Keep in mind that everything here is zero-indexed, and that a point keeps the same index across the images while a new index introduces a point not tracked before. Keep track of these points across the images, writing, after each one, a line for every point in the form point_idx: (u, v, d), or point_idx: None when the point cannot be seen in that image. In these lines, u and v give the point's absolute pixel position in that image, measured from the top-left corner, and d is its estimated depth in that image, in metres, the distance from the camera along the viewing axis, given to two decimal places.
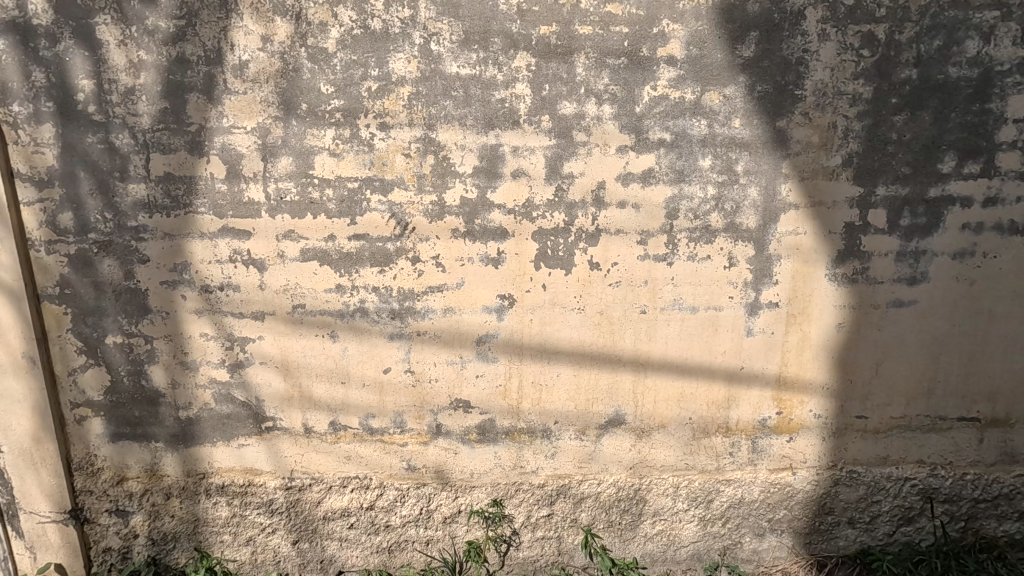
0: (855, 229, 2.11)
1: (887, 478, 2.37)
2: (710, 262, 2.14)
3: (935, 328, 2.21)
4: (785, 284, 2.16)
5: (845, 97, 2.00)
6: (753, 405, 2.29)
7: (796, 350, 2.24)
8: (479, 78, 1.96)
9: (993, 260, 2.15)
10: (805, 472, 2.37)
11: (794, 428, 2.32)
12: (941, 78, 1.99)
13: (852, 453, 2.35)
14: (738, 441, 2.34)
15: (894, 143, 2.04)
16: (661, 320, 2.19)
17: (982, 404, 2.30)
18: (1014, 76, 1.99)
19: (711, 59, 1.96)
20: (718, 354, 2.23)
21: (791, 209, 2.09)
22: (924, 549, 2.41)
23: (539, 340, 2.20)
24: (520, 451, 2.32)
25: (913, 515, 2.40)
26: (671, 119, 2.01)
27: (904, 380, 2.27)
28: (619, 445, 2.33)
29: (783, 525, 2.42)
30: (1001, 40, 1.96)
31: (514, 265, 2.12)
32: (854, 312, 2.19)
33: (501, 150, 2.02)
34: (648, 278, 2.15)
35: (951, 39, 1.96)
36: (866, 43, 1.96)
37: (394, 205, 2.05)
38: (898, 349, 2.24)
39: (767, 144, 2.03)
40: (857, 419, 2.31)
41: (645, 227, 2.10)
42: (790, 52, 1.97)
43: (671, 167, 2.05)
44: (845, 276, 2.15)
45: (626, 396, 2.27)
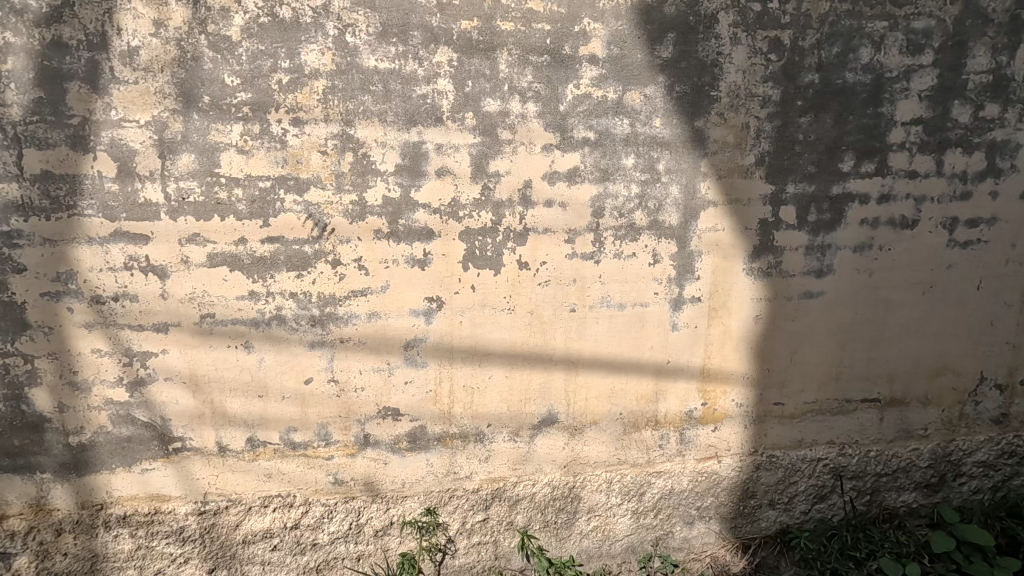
0: (768, 225, 2.21)
1: (803, 460, 2.51)
2: (636, 259, 2.17)
3: (841, 317, 2.37)
4: (707, 279, 2.24)
5: (756, 100, 2.09)
6: (680, 397, 2.36)
7: (718, 342, 2.32)
8: (399, 72, 1.89)
9: (888, 253, 2.32)
10: (729, 459, 2.46)
11: (719, 418, 2.41)
12: (840, 83, 2.12)
13: (771, 439, 2.47)
14: (667, 434, 2.39)
15: (801, 143, 2.15)
16: (590, 318, 2.21)
17: (882, 385, 2.48)
18: (902, 83, 2.16)
19: (631, 59, 1.99)
20: (646, 349, 2.28)
21: (710, 206, 2.16)
22: (837, 523, 2.57)
23: (469, 342, 2.15)
24: (453, 456, 2.27)
25: (826, 492, 2.56)
26: (594, 118, 2.02)
27: (815, 366, 2.41)
28: (553, 444, 2.33)
29: (710, 511, 2.51)
30: (891, 48, 2.12)
31: (441, 266, 2.06)
32: (769, 304, 2.30)
33: (424, 147, 1.95)
34: (577, 276, 2.15)
35: (848, 46, 2.10)
36: (773, 47, 2.06)
37: (311, 205, 1.93)
38: (809, 338, 2.37)
39: (686, 144, 2.09)
40: (775, 405, 2.43)
41: (572, 225, 2.10)
42: (705, 54, 2.03)
43: (596, 166, 2.06)
44: (760, 270, 2.25)
45: (558, 395, 2.27)
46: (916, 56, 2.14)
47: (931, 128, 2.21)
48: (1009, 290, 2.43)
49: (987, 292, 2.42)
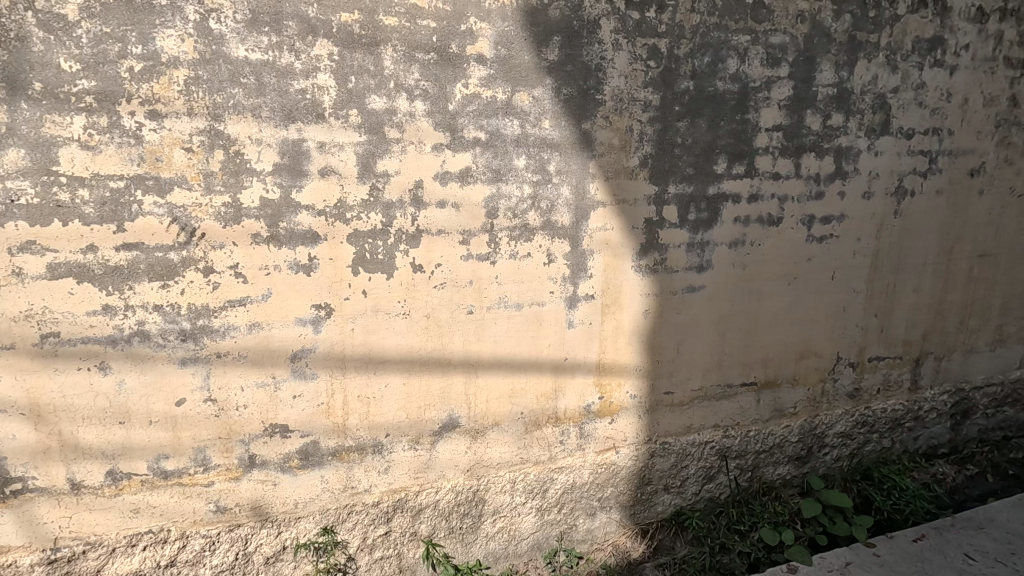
0: (653, 224, 2.33)
1: (692, 444, 2.67)
2: (531, 259, 2.19)
3: (721, 308, 2.54)
4: (599, 277, 2.31)
5: (638, 104, 2.18)
6: (578, 393, 2.41)
7: (611, 338, 2.40)
8: (273, 64, 1.76)
9: (759, 248, 2.53)
10: (626, 449, 2.56)
11: (615, 410, 2.50)
12: (712, 90, 2.28)
13: (664, 427, 2.61)
14: (567, 429, 2.44)
15: (679, 146, 2.28)
16: (488, 319, 2.19)
17: (758, 369, 2.70)
18: (764, 92, 2.36)
19: (519, 60, 2.00)
20: (544, 347, 2.31)
21: (599, 207, 2.23)
22: (724, 501, 2.77)
23: (363, 350, 2.06)
24: (350, 470, 2.16)
25: (713, 473, 2.74)
26: (484, 118, 2.01)
27: (700, 355, 2.58)
28: (455, 449, 2.29)
29: (611, 501, 2.60)
30: (753, 60, 2.31)
31: (329, 271, 1.95)
32: (657, 299, 2.42)
33: (305, 145, 1.83)
34: (473, 277, 2.13)
35: (717, 57, 2.25)
36: (652, 55, 2.16)
37: (175, 208, 1.75)
38: (693, 329, 2.53)
39: (575, 145, 2.14)
40: (666, 394, 2.56)
41: (466, 226, 2.07)
42: (589, 59, 2.09)
43: (488, 166, 2.05)
44: (647, 267, 2.36)
45: (459, 399, 2.24)
46: (775, 68, 2.35)
47: (790, 134, 2.44)
48: (856, 279, 2.74)
49: (840, 281, 2.72)
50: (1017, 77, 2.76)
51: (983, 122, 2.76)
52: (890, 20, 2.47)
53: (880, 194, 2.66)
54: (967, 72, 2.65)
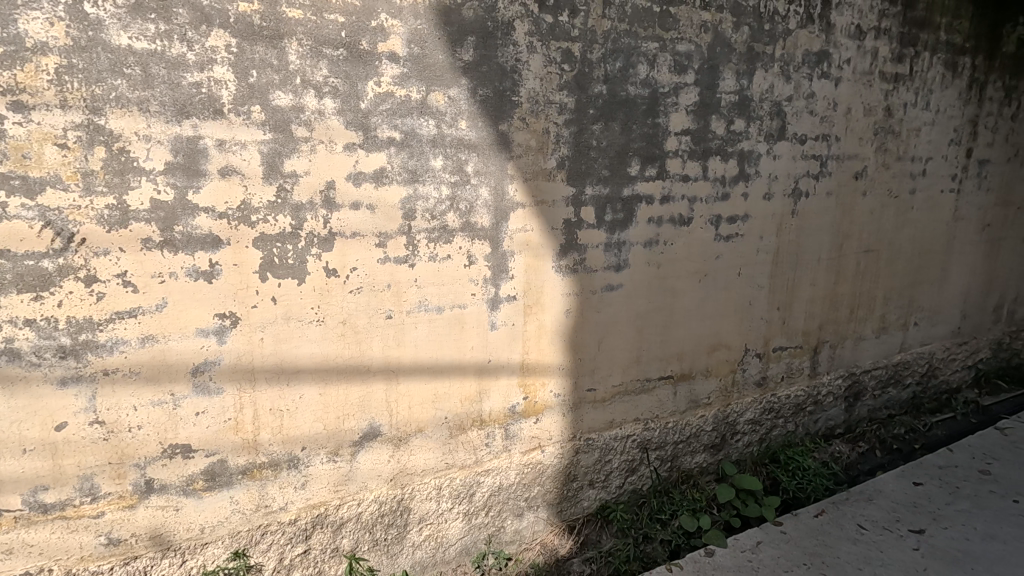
0: (572, 225, 2.37)
1: (615, 439, 2.74)
2: (451, 261, 2.16)
3: (638, 305, 2.63)
4: (520, 278, 2.32)
5: (553, 107, 2.21)
6: (503, 394, 2.41)
7: (534, 338, 2.42)
8: (161, 55, 1.62)
9: (672, 247, 2.64)
10: (551, 448, 2.59)
11: (539, 409, 2.52)
12: (624, 94, 2.35)
13: (587, 423, 2.66)
14: (493, 431, 2.43)
15: (594, 149, 2.33)
16: (408, 324, 2.14)
17: (674, 363, 2.82)
18: (673, 98, 2.46)
19: (433, 59, 1.97)
20: (467, 350, 2.28)
21: (518, 208, 2.24)
22: (646, 492, 2.86)
23: (274, 360, 1.95)
24: (263, 489, 2.03)
25: (636, 465, 2.83)
26: (398, 117, 1.96)
27: (620, 352, 2.65)
28: (377, 459, 2.22)
29: (538, 500, 2.62)
30: (662, 67, 2.41)
31: (233, 278, 1.82)
32: (577, 298, 2.46)
33: (202, 143, 1.71)
34: (391, 280, 2.07)
35: (628, 63, 2.33)
36: (566, 58, 2.20)
37: (49, 211, 1.57)
38: (613, 327, 2.59)
39: (492, 146, 2.13)
40: (589, 391, 2.62)
41: (382, 228, 2.01)
42: (504, 60, 2.09)
43: (403, 167, 2.00)
44: (567, 267, 2.40)
45: (380, 407, 2.17)
46: (682, 75, 2.46)
47: (697, 138, 2.56)
48: (760, 275, 2.93)
49: (746, 277, 2.89)
50: (891, 89, 3.05)
51: (864, 129, 3.03)
52: (783, 34, 2.66)
53: (779, 195, 2.86)
54: (850, 83, 2.90)
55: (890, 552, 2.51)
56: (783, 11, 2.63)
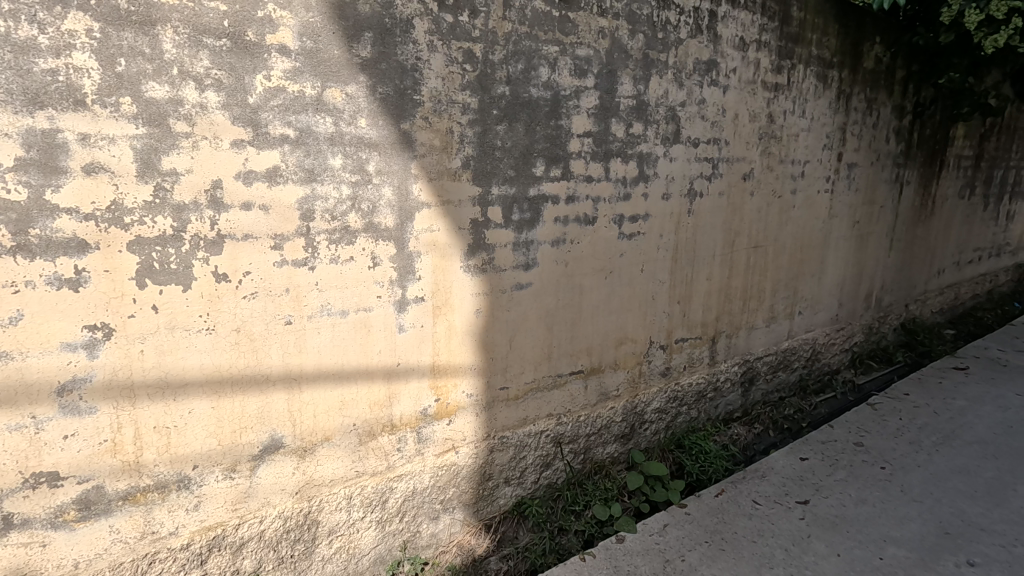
0: (479, 224, 2.37)
1: (529, 435, 2.78)
2: (353, 264, 2.09)
3: (547, 303, 2.69)
4: (428, 279, 2.29)
5: (456, 106, 2.21)
6: (413, 397, 2.37)
7: (444, 339, 2.40)
8: (6, 37, 1.45)
9: (578, 245, 2.72)
10: (465, 448, 2.58)
11: (452, 411, 2.50)
12: (527, 96, 2.39)
13: (501, 421, 2.68)
14: (404, 436, 2.39)
15: (499, 149, 2.36)
16: (310, 329, 2.06)
17: (584, 358, 2.91)
18: (574, 100, 2.54)
19: (328, 55, 1.90)
20: (375, 354, 2.22)
21: (424, 208, 2.21)
22: (561, 485, 2.93)
23: (158, 374, 1.80)
24: (149, 513, 1.87)
25: (550, 460, 2.89)
26: (292, 113, 1.87)
27: (532, 349, 2.70)
28: (279, 472, 2.11)
29: (453, 502, 2.61)
30: (563, 70, 2.47)
31: (104, 285, 1.66)
32: (487, 298, 2.47)
33: (61, 138, 1.54)
34: (289, 285, 1.97)
35: (530, 65, 2.37)
36: (468, 58, 2.20)
37: None
38: (523, 325, 2.63)
39: (395, 146, 2.10)
40: (501, 390, 2.64)
41: (277, 229, 1.91)
42: (403, 58, 2.05)
43: (300, 165, 1.92)
44: (475, 267, 2.40)
45: (281, 418, 2.06)
46: (582, 79, 2.54)
47: (599, 140, 2.66)
48: (661, 270, 3.08)
49: (648, 272, 3.03)
50: (772, 98, 3.32)
51: (750, 134, 3.27)
52: (675, 42, 2.81)
53: (676, 195, 3.02)
54: (736, 91, 3.13)
55: (780, 523, 2.72)
56: (674, 21, 2.78)
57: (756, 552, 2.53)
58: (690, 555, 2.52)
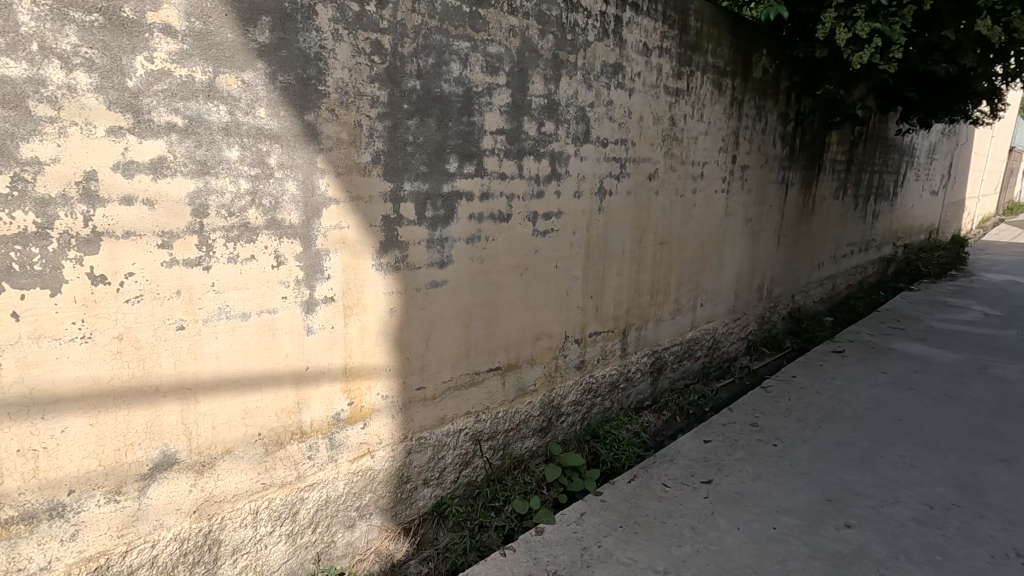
0: (391, 221, 2.31)
1: (447, 435, 2.75)
2: (255, 262, 1.96)
3: (463, 300, 2.67)
4: (338, 278, 2.20)
5: (365, 99, 2.13)
6: (324, 402, 2.27)
7: (357, 340, 2.32)
8: None
9: (493, 242, 2.72)
10: (382, 452, 2.51)
11: (367, 414, 2.42)
12: (438, 91, 2.35)
13: (419, 422, 2.63)
14: (315, 443, 2.28)
15: (411, 144, 2.31)
16: (206, 334, 1.90)
17: (501, 354, 2.92)
18: (486, 97, 2.53)
19: (221, 38, 1.77)
20: (281, 359, 2.10)
21: (332, 203, 2.12)
22: (480, 482, 2.94)
23: (22, 390, 1.59)
24: (13, 549, 1.64)
25: (469, 457, 2.89)
26: (179, 99, 1.72)
27: (448, 347, 2.67)
28: (174, 491, 1.93)
29: (370, 507, 2.53)
30: (474, 67, 2.46)
31: None
32: (401, 296, 2.42)
33: None
34: (180, 286, 1.82)
35: (441, 59, 2.33)
36: (376, 50, 2.13)
37: None
38: (439, 324, 2.60)
39: (298, 138, 1.99)
40: (418, 390, 2.59)
41: (165, 226, 1.75)
42: (305, 46, 1.95)
43: (190, 157, 1.77)
44: (388, 265, 2.34)
45: (174, 432, 1.89)
46: (494, 76, 2.54)
47: (511, 138, 2.68)
48: (574, 266, 3.17)
49: (562, 268, 3.10)
50: (673, 102, 3.51)
51: (654, 136, 3.44)
52: (583, 45, 2.89)
53: (587, 192, 3.12)
54: (641, 95, 3.27)
55: (687, 503, 2.89)
56: (582, 23, 2.86)
57: (666, 532, 2.67)
58: (606, 541, 2.61)
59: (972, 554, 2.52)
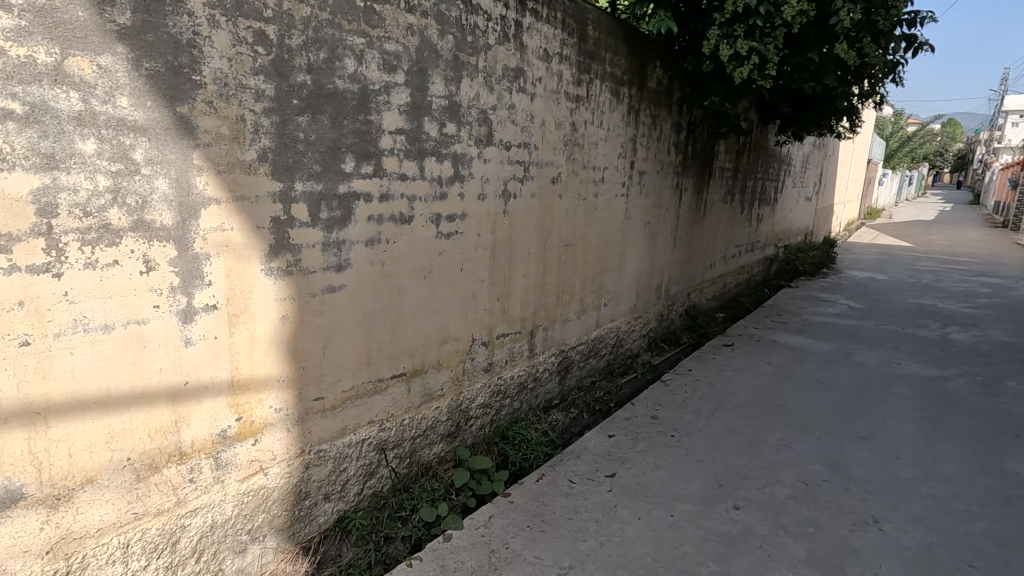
0: (281, 223, 2.18)
1: (349, 445, 2.64)
2: (119, 268, 1.77)
3: (363, 305, 2.57)
4: (220, 284, 2.03)
5: (247, 92, 1.99)
6: (207, 419, 2.09)
7: (244, 351, 2.15)
8: None
9: (394, 245, 2.65)
10: (276, 469, 2.35)
11: (258, 429, 2.26)
12: (331, 87, 2.25)
13: (317, 434, 2.50)
14: (198, 464, 2.10)
15: (302, 142, 2.19)
16: (59, 351, 1.68)
17: (406, 360, 2.85)
18: (384, 96, 2.46)
19: (70, 17, 1.57)
20: (154, 374, 1.90)
21: (212, 204, 1.95)
22: (386, 492, 2.85)
23: None
24: None
25: (373, 468, 2.79)
26: (17, 83, 1.51)
27: (348, 354, 2.56)
28: (21, 530, 1.69)
29: (263, 529, 2.37)
30: (370, 64, 2.38)
31: None
32: (294, 302, 2.28)
33: None
34: (25, 297, 1.59)
35: (333, 54, 2.23)
36: (259, 40, 1.99)
37: None
38: (338, 330, 2.48)
39: (170, 131, 1.81)
40: (316, 401, 2.46)
41: (1, 227, 1.53)
42: (175, 31, 1.78)
43: (33, 149, 1.56)
44: (279, 269, 2.20)
45: (20, 463, 1.66)
46: (391, 74, 2.47)
47: (411, 138, 2.62)
48: (480, 268, 3.16)
49: (467, 271, 3.08)
50: (574, 108, 3.61)
51: (556, 140, 3.52)
52: (484, 47, 2.89)
53: (491, 195, 3.12)
54: (542, 99, 3.33)
55: (591, 497, 2.97)
56: (482, 26, 2.86)
57: (572, 528, 2.73)
58: (514, 541, 2.62)
59: (838, 524, 2.79)
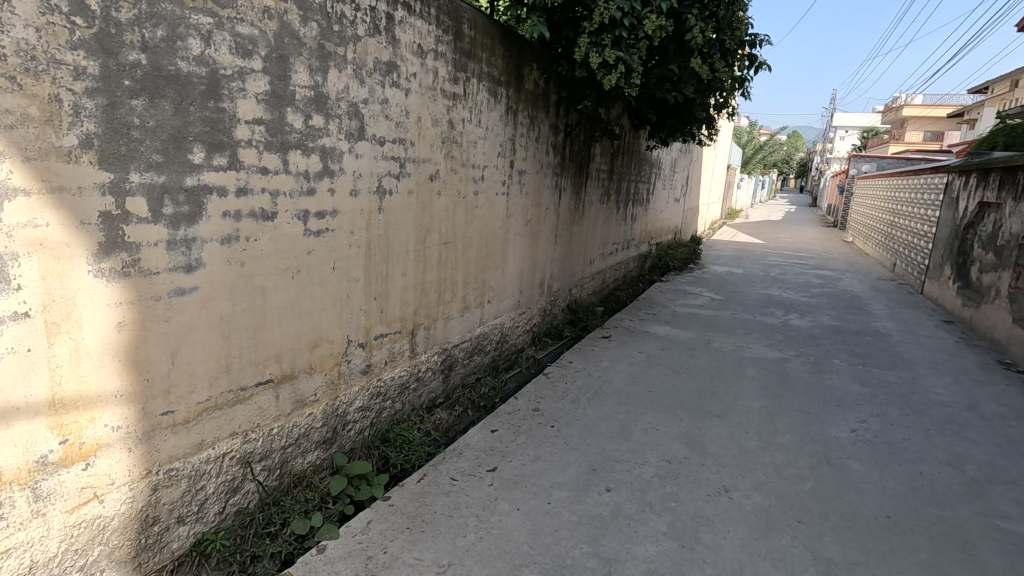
0: (114, 218, 1.93)
1: (206, 462, 2.42)
2: None
3: (219, 308, 2.37)
4: (34, 288, 1.76)
5: (63, 68, 1.75)
6: (21, 445, 1.80)
7: (69, 364, 1.89)
8: None
9: (255, 244, 2.47)
10: (114, 495, 2.09)
11: (90, 452, 2.00)
12: (172, 69, 2.03)
13: (166, 452, 2.26)
14: (9, 498, 1.81)
15: (137, 129, 1.96)
16: None
17: (271, 366, 2.68)
18: (238, 82, 2.28)
19: None
20: None
21: (20, 196, 1.69)
22: (252, 509, 2.65)
23: None
24: None
25: (237, 484, 2.59)
26: None
27: (202, 363, 2.34)
28: None
29: (99, 564, 2.10)
30: (220, 46, 2.18)
31: None
32: (133, 308, 2.04)
33: None
34: None
35: (173, 33, 2.02)
36: (77, 10, 1.75)
37: None
38: (189, 337, 2.26)
39: None
40: (163, 416, 2.22)
41: None
42: None
43: None
44: (112, 270, 1.95)
45: None
46: (246, 60, 2.29)
47: (272, 129, 2.46)
48: (353, 268, 3.05)
49: (340, 270, 2.96)
50: (451, 106, 3.60)
51: (433, 137, 3.49)
52: (352, 38, 2.79)
53: (364, 191, 3.02)
54: (417, 95, 3.28)
55: (472, 492, 3.00)
56: (350, 15, 2.75)
57: (451, 525, 2.73)
58: (392, 545, 2.57)
59: (695, 496, 3.07)
